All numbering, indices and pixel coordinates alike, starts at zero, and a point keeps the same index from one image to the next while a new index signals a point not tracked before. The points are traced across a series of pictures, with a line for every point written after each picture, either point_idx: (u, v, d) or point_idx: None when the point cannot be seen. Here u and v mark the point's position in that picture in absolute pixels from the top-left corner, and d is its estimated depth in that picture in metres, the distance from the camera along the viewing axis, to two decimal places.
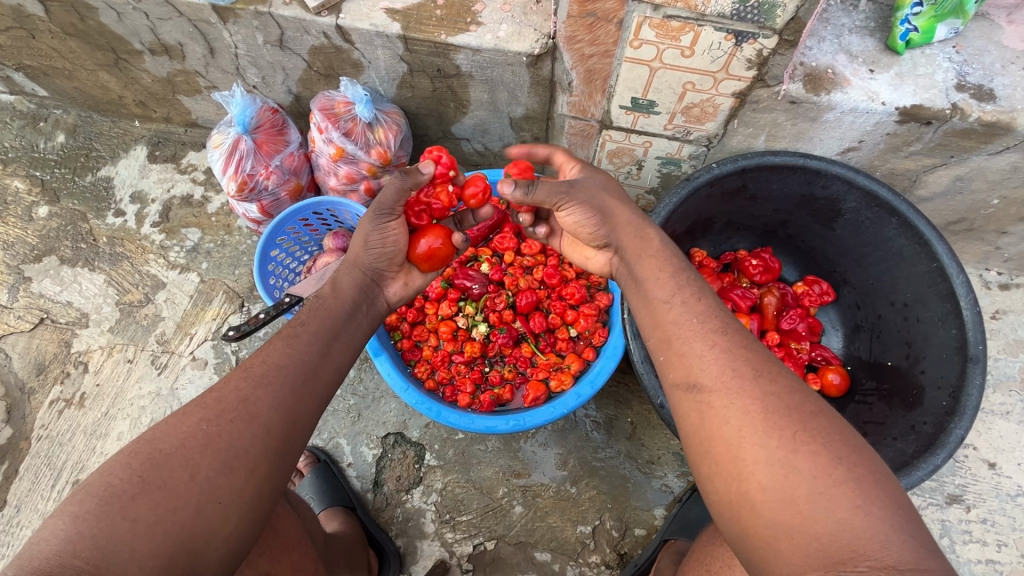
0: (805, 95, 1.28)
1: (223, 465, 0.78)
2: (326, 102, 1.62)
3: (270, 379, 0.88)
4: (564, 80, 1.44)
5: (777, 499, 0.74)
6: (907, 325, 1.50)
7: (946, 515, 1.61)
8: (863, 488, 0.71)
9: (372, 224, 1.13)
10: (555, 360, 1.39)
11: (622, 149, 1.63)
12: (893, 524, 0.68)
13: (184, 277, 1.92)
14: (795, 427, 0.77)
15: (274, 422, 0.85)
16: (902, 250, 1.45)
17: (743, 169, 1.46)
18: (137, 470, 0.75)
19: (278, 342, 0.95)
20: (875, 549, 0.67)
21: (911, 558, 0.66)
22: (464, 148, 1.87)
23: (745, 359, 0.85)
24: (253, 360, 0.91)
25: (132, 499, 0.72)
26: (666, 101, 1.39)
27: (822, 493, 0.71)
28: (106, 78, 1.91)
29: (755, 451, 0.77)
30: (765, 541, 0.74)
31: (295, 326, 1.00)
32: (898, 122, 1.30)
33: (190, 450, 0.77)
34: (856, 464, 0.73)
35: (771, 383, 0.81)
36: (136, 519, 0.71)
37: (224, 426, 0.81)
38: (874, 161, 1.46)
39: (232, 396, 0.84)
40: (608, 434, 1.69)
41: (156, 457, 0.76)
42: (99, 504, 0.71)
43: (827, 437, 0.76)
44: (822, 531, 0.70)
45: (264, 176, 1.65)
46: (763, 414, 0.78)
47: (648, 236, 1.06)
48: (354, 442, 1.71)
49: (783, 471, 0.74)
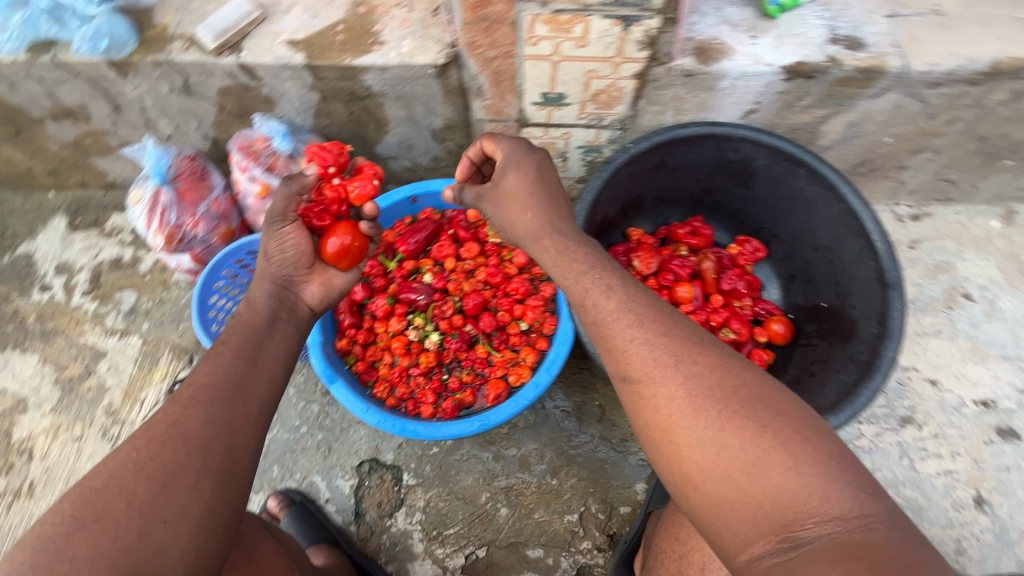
0: (697, 66, 1.36)
1: (162, 485, 0.77)
2: (244, 141, 1.62)
3: (198, 399, 0.87)
4: (474, 86, 1.48)
5: (716, 477, 0.76)
6: (833, 266, 1.59)
7: (902, 437, 1.70)
8: (793, 447, 0.73)
9: (266, 234, 1.15)
10: (510, 355, 1.40)
11: (545, 143, 1.68)
12: (827, 478, 0.71)
13: (125, 342, 1.85)
14: (720, 405, 0.79)
15: (209, 435, 0.83)
16: (815, 197, 1.55)
17: (658, 145, 1.54)
18: (69, 511, 0.73)
19: (203, 367, 0.94)
20: (818, 505, 0.70)
21: (852, 506, 0.69)
22: (392, 167, 1.87)
23: (666, 347, 0.86)
24: (180, 388, 0.89)
25: (67, 539, 0.71)
26: (574, 92, 1.46)
27: (755, 463, 0.74)
28: (9, 151, 1.84)
29: (688, 435, 0.79)
30: (715, 517, 0.77)
31: (217, 348, 0.99)
32: (785, 80, 1.40)
33: (121, 479, 0.76)
34: (783, 427, 0.75)
35: (692, 365, 0.83)
36: (75, 556, 0.70)
37: (155, 450, 0.79)
38: (775, 119, 1.55)
39: (160, 421, 0.83)
40: (579, 421, 1.72)
41: (87, 493, 0.75)
42: (35, 552, 0.70)
43: (752, 407, 0.78)
44: (764, 499, 0.72)
45: (192, 225, 1.62)
46: (689, 397, 0.81)
47: (544, 245, 1.08)
48: (329, 477, 1.68)
49: (716, 450, 0.77)
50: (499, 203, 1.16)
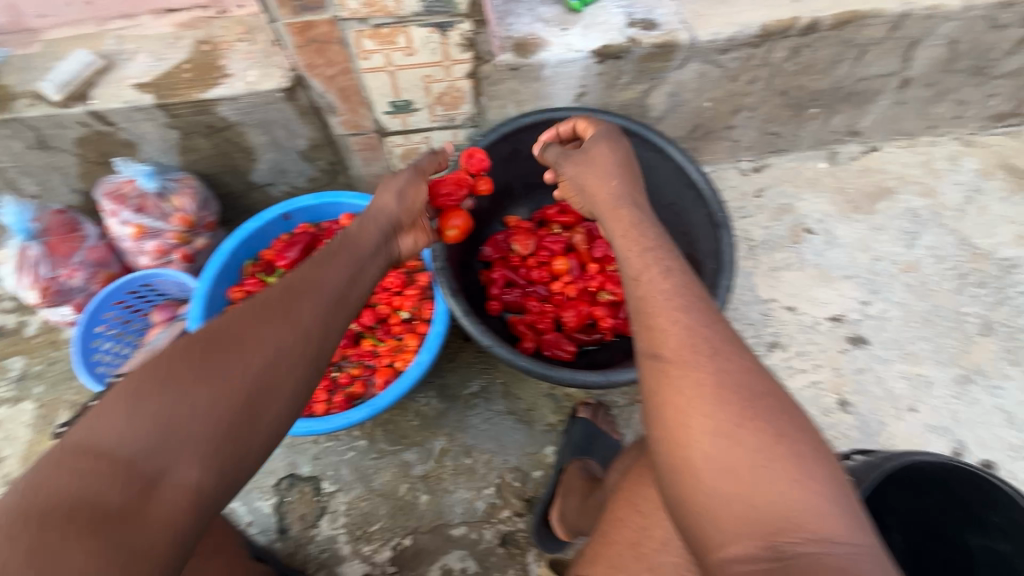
0: (517, 60, 1.54)
1: (223, 401, 0.81)
2: (110, 187, 1.64)
3: (271, 318, 0.92)
4: (326, 104, 1.59)
5: (718, 467, 0.77)
6: (679, 219, 1.78)
7: (771, 360, 1.91)
8: (803, 461, 0.75)
9: (405, 178, 1.35)
10: (394, 343, 1.50)
11: (409, 149, 1.81)
12: (824, 495, 0.73)
13: (17, 409, 1.80)
14: (744, 404, 0.80)
15: (271, 361, 0.88)
16: (651, 161, 1.75)
17: (505, 135, 1.69)
18: (136, 394, 0.78)
19: (274, 294, 0.97)
20: (813, 523, 0.71)
21: (846, 532, 0.71)
22: (273, 193, 1.94)
23: (707, 338, 0.88)
24: (248, 308, 0.93)
25: (134, 420, 0.75)
26: (419, 97, 1.60)
27: (762, 466, 0.75)
28: None
29: (703, 422, 0.80)
30: (701, 509, 0.77)
31: (314, 269, 1.07)
32: (599, 63, 1.59)
33: (216, 372, 0.82)
34: (798, 441, 0.78)
35: (727, 359, 0.85)
36: (146, 435, 0.75)
37: (207, 359, 0.83)
38: (605, 99, 1.75)
39: (229, 332, 0.87)
40: (484, 400, 1.82)
41: (173, 376, 0.80)
42: (68, 450, 0.72)
43: (773, 416, 0.80)
44: (762, 502, 0.73)
45: (68, 275, 1.64)
46: (716, 388, 0.82)
47: (619, 213, 1.19)
48: (247, 501, 1.70)
49: (727, 441, 0.78)
50: (586, 164, 1.31)
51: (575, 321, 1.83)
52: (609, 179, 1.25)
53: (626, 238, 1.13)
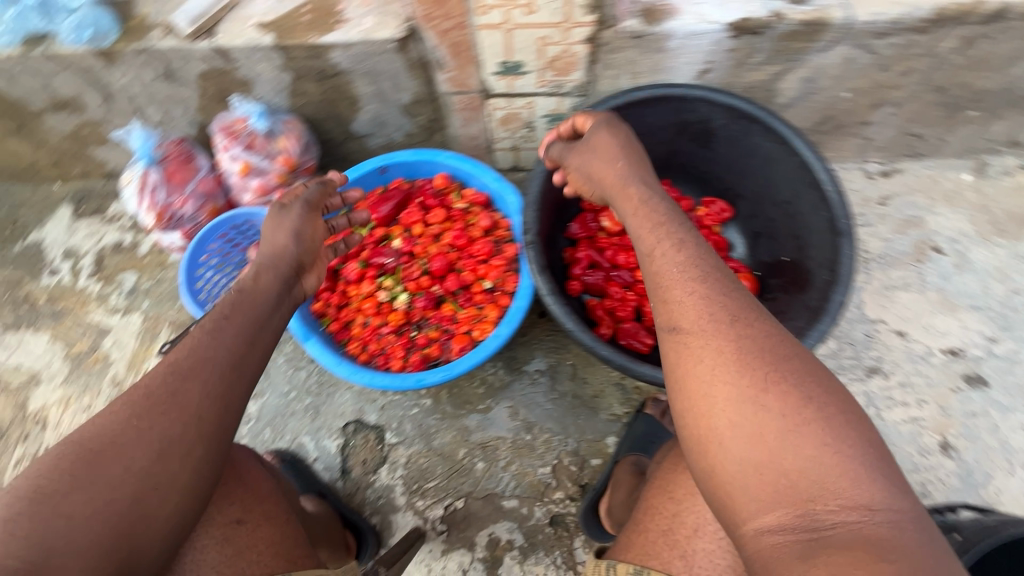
0: (643, 28, 1.41)
1: (156, 455, 0.88)
2: (226, 123, 1.72)
3: (198, 370, 0.95)
4: (435, 58, 1.54)
5: (745, 441, 0.79)
6: (792, 220, 1.64)
7: (869, 386, 1.74)
8: (832, 424, 0.76)
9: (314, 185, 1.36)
10: (475, 312, 1.48)
11: (510, 114, 1.75)
12: (862, 461, 0.74)
13: (127, 319, 1.98)
14: (768, 368, 0.81)
15: (201, 411, 0.93)
16: (771, 153, 1.60)
17: (616, 109, 1.59)
18: (66, 469, 0.84)
19: (201, 336, 1.01)
20: (845, 489, 0.73)
21: (882, 498, 0.72)
22: (370, 144, 1.95)
23: (724, 305, 0.89)
24: (177, 356, 0.97)
25: (64, 497, 0.82)
26: (530, 59, 1.52)
27: (791, 430, 0.77)
28: (15, 144, 1.98)
29: (724, 393, 0.82)
30: (729, 486, 0.80)
31: (217, 318, 1.05)
32: (733, 37, 1.44)
33: (118, 447, 0.87)
34: (828, 404, 0.78)
35: (747, 327, 0.86)
36: (70, 513, 0.81)
37: (155, 419, 0.89)
38: (730, 78, 1.60)
39: (160, 391, 0.92)
40: (551, 379, 1.79)
41: (87, 455, 0.85)
42: (32, 502, 0.80)
43: (799, 377, 0.81)
44: (790, 469, 0.76)
45: (180, 203, 1.73)
46: (737, 356, 0.83)
47: (629, 192, 1.15)
48: (316, 437, 1.79)
49: (752, 409, 0.79)
50: (585, 154, 1.26)
51: None
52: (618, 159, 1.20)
53: (638, 217, 1.11)
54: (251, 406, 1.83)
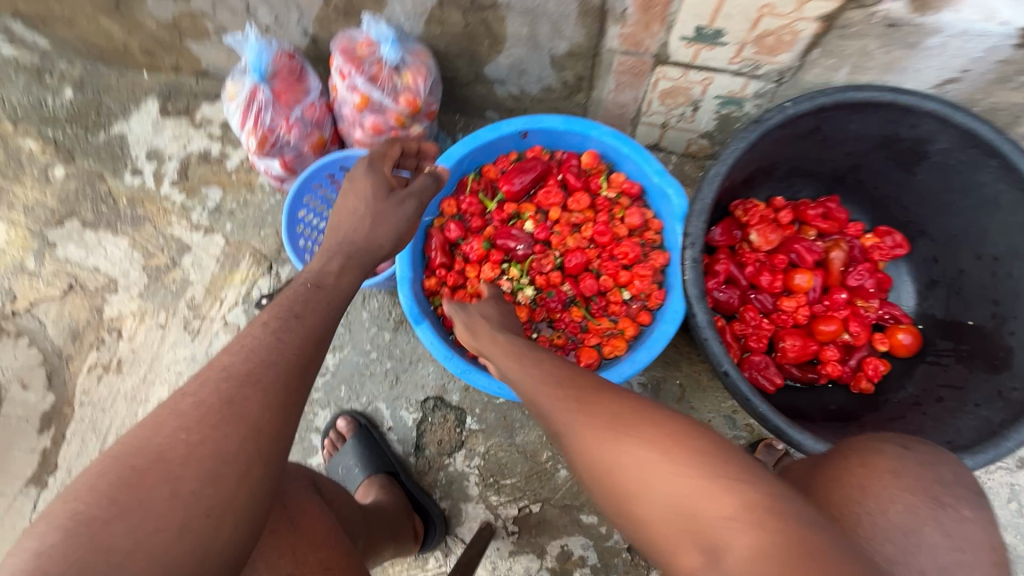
0: (907, 15, 1.08)
1: (210, 474, 0.70)
2: (347, 44, 1.46)
3: (257, 375, 0.79)
4: (617, 8, 1.25)
5: (634, 486, 0.68)
6: (997, 281, 1.36)
7: (1016, 480, 1.52)
8: (669, 445, 0.68)
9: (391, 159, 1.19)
10: (608, 325, 1.32)
11: (678, 87, 1.46)
12: (704, 474, 0.63)
13: (209, 240, 1.85)
14: (618, 426, 0.73)
15: (264, 421, 0.77)
16: (998, 196, 1.29)
17: (822, 108, 1.29)
18: (106, 492, 0.66)
19: (264, 336, 0.85)
20: (706, 508, 0.61)
21: (736, 501, 0.60)
22: (497, 92, 1.69)
23: (575, 388, 0.83)
24: (231, 359, 0.81)
25: (106, 524, 0.64)
26: (737, 29, 1.22)
27: (646, 475, 0.67)
28: (107, 24, 1.77)
29: (595, 443, 0.74)
30: (652, 539, 0.66)
31: (288, 319, 0.88)
32: (1017, 46, 1.10)
33: (170, 463, 0.69)
34: (663, 438, 0.69)
35: (593, 402, 0.78)
36: (111, 548, 0.63)
37: (208, 431, 0.72)
38: (976, 94, 1.27)
39: (214, 398, 0.75)
40: (655, 397, 1.62)
41: (132, 475, 0.68)
42: (66, 533, 0.63)
43: (641, 412, 0.74)
44: (667, 502, 0.64)
45: (285, 129, 1.53)
46: (601, 420, 0.76)
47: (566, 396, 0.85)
48: (393, 407, 1.68)
49: (618, 463, 0.70)
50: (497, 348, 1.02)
51: (796, 352, 1.51)
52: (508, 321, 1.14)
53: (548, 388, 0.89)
54: (328, 359, 1.71)
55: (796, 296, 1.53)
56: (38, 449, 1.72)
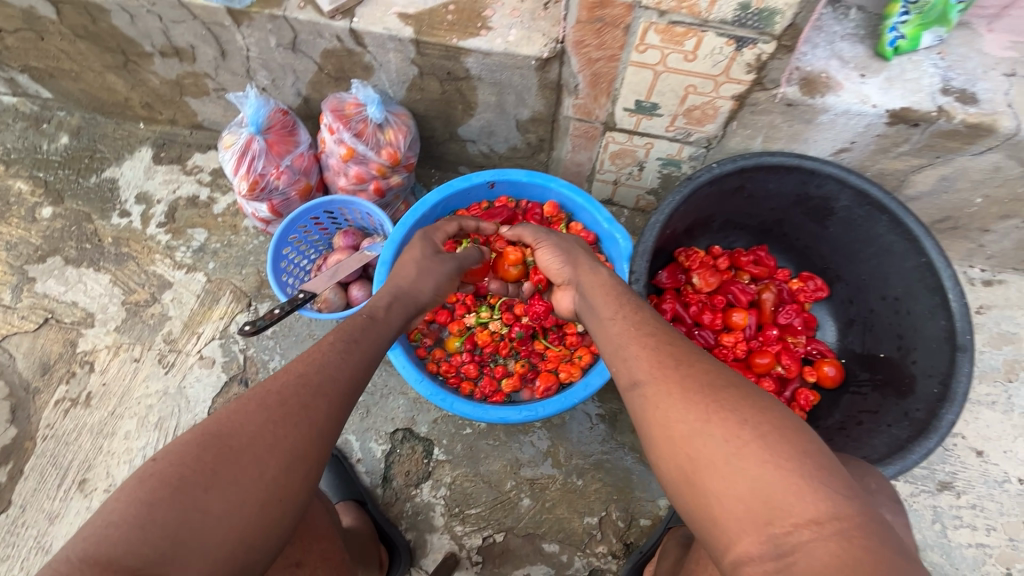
0: (800, 97, 1.35)
1: (288, 464, 0.77)
2: (337, 104, 1.66)
3: (326, 390, 0.87)
4: (571, 83, 1.49)
5: (705, 469, 0.74)
6: (899, 318, 1.56)
7: (937, 501, 1.66)
8: (770, 442, 0.72)
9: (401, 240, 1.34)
10: (566, 352, 1.47)
11: (625, 150, 1.69)
12: (803, 474, 0.68)
13: (190, 277, 1.93)
14: (709, 400, 0.78)
15: (328, 428, 0.84)
16: (893, 245, 1.51)
17: (743, 169, 1.52)
18: (209, 462, 0.72)
19: (331, 353, 0.94)
20: (793, 505, 0.66)
21: (826, 509, 0.65)
22: (469, 149, 1.91)
23: (668, 351, 0.90)
24: (307, 368, 0.89)
25: (204, 491, 0.70)
26: (669, 103, 1.46)
27: (734, 453, 0.72)
28: (113, 80, 1.93)
29: (680, 426, 0.79)
30: (706, 514, 0.73)
31: (348, 342, 0.98)
32: (888, 124, 1.38)
33: (258, 449, 0.76)
34: (762, 423, 0.74)
35: (689, 368, 0.85)
36: (206, 510, 0.69)
37: (289, 429, 0.79)
38: (865, 161, 1.54)
39: (294, 400, 0.82)
40: (611, 427, 1.73)
41: (227, 452, 0.74)
42: (172, 492, 0.69)
43: (737, 402, 0.77)
44: (744, 492, 0.69)
45: (275, 176, 1.68)
46: (695, 391, 0.81)
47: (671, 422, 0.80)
48: (363, 438, 1.73)
49: (701, 439, 0.75)
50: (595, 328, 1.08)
51: None
52: (553, 264, 1.27)
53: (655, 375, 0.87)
54: None
55: (734, 331, 1.71)
56: None
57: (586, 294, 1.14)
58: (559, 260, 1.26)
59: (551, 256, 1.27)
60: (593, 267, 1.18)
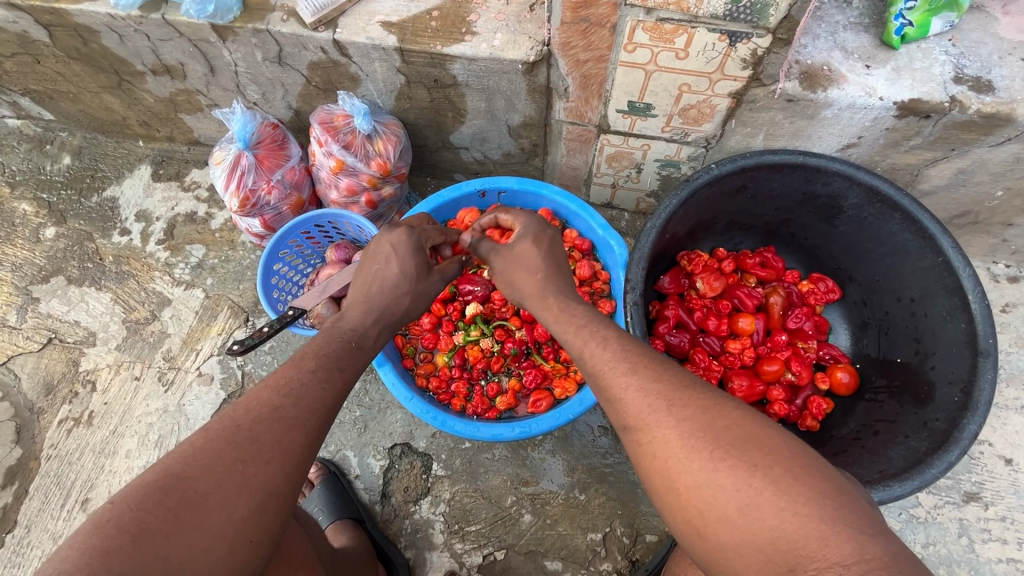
0: (801, 92, 1.28)
1: (257, 505, 0.77)
2: (325, 116, 1.64)
3: (302, 424, 0.86)
4: (560, 87, 1.44)
5: (717, 521, 0.73)
6: (916, 321, 1.47)
7: (964, 514, 1.57)
8: (784, 489, 0.71)
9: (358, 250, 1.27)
10: (560, 366, 1.46)
11: (621, 152, 1.63)
12: (823, 518, 0.68)
13: (189, 294, 1.93)
14: (711, 446, 0.76)
15: (302, 461, 0.84)
16: (907, 245, 1.42)
17: (743, 169, 1.44)
18: (172, 508, 0.72)
19: (310, 382, 0.91)
20: (816, 550, 0.67)
21: (850, 550, 0.66)
22: (463, 156, 1.88)
23: (658, 393, 0.84)
24: (281, 399, 0.87)
25: (167, 538, 0.70)
26: (663, 104, 1.39)
27: (750, 504, 0.71)
28: (109, 100, 1.94)
29: (686, 478, 0.76)
30: (723, 562, 0.74)
31: (330, 368, 0.95)
32: (897, 117, 1.30)
33: (225, 492, 0.76)
34: (773, 466, 0.73)
35: (683, 409, 0.81)
36: (169, 557, 0.70)
37: (259, 468, 0.79)
38: (875, 156, 1.46)
39: (265, 438, 0.82)
40: (615, 439, 1.68)
41: (191, 497, 0.74)
42: (132, 540, 0.68)
43: (742, 446, 0.75)
44: (764, 541, 0.70)
45: (266, 191, 1.67)
46: (691, 438, 0.77)
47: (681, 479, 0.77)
48: (361, 454, 1.71)
49: (712, 492, 0.74)
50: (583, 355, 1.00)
51: (745, 391, 1.60)
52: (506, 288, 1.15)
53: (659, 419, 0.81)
54: None
55: (741, 338, 1.64)
56: None
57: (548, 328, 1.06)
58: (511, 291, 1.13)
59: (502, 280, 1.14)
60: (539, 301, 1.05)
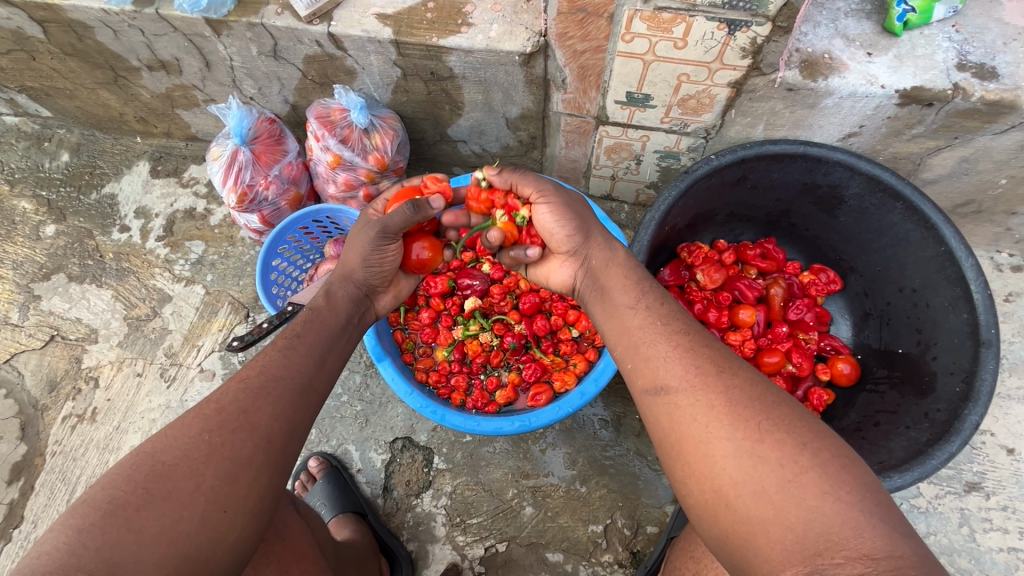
0: (801, 81, 1.26)
1: (227, 475, 0.77)
2: (322, 111, 1.63)
3: (270, 390, 0.87)
4: (558, 78, 1.43)
5: (750, 492, 0.72)
6: (917, 311, 1.46)
7: (965, 503, 1.57)
8: (830, 472, 0.70)
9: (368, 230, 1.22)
10: (560, 360, 1.47)
11: (620, 143, 1.62)
12: (862, 509, 0.67)
13: (189, 290, 1.94)
14: (760, 417, 0.76)
15: (276, 436, 0.84)
16: (909, 235, 1.41)
17: (743, 159, 1.42)
18: (141, 482, 0.73)
19: (273, 354, 0.94)
20: (849, 538, 0.65)
21: (883, 546, 0.64)
22: (461, 150, 1.87)
23: (708, 357, 0.84)
24: (248, 372, 0.89)
25: (138, 511, 0.71)
26: (662, 94, 1.37)
27: (791, 480, 0.70)
28: (106, 96, 1.93)
29: (724, 445, 0.75)
30: (745, 538, 0.72)
31: (291, 338, 0.99)
32: (899, 105, 1.28)
33: (192, 462, 0.76)
34: (821, 450, 0.72)
35: (733, 377, 0.81)
36: (141, 530, 0.70)
37: (226, 436, 0.79)
38: (877, 145, 1.45)
39: (232, 406, 0.83)
40: (616, 432, 1.68)
41: (159, 470, 0.75)
42: (104, 515, 0.69)
43: (791, 423, 0.75)
44: (796, 521, 0.68)
45: (264, 186, 1.66)
46: (732, 408, 0.77)
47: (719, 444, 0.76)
48: (363, 448, 1.71)
49: (752, 462, 0.73)
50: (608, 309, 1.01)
51: None
52: (554, 231, 1.12)
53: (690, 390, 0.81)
54: None
55: (742, 330, 1.63)
56: (4, 501, 1.72)
57: (599, 277, 1.06)
58: (569, 227, 1.10)
59: (556, 221, 1.11)
60: (608, 244, 1.09)
